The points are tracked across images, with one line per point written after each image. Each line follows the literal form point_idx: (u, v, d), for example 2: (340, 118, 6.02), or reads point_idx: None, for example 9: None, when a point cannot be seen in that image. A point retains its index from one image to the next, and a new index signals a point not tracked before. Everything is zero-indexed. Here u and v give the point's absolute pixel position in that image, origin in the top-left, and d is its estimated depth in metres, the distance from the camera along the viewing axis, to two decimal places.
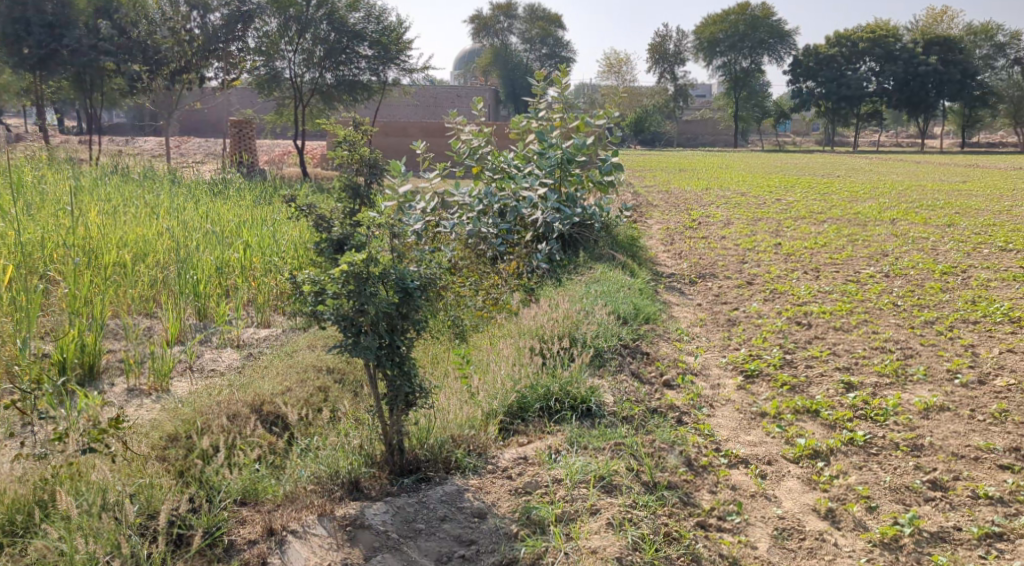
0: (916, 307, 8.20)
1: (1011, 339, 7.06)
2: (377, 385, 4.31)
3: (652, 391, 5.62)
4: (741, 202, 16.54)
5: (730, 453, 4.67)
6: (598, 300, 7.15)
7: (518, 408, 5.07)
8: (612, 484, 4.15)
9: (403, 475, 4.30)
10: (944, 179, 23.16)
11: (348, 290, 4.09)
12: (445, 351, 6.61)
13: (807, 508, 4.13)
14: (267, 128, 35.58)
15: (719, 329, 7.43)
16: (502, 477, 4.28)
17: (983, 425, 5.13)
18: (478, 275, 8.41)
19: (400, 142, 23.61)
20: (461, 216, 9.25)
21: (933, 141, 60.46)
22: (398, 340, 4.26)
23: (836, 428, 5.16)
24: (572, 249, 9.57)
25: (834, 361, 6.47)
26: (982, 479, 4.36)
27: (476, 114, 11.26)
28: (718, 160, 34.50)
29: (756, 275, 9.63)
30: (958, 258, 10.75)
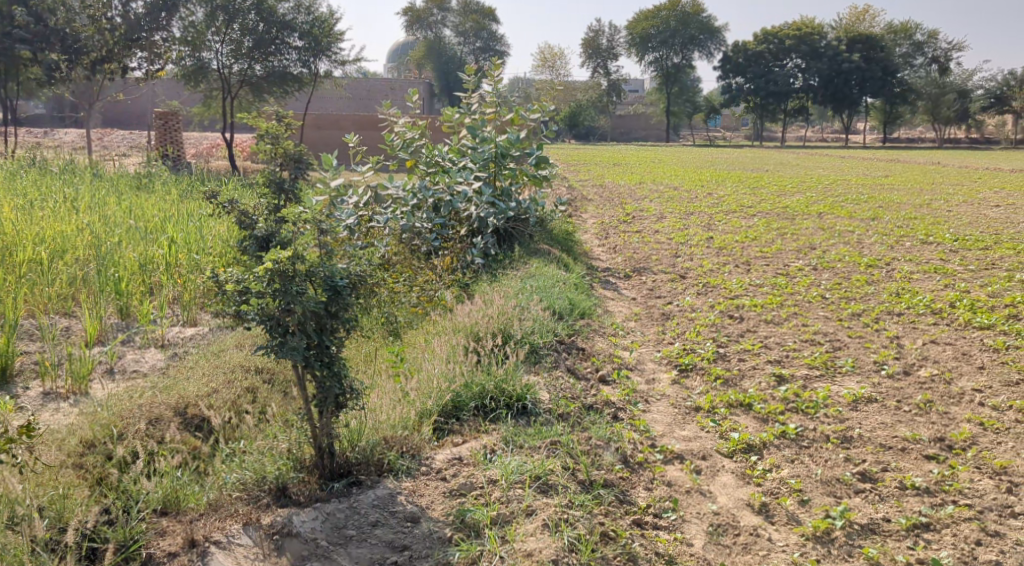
0: (843, 299, 8.38)
1: (933, 331, 7.26)
2: (305, 387, 4.15)
3: (588, 387, 5.59)
4: (673, 196, 16.72)
5: (666, 449, 4.66)
6: (533, 296, 7.09)
7: (452, 406, 4.96)
8: (548, 483, 4.09)
9: (334, 479, 4.15)
10: (866, 174, 23.87)
11: (273, 289, 3.93)
12: (378, 349, 6.45)
13: (741, 503, 4.14)
14: (194, 120, 34.64)
15: (653, 323, 7.45)
16: (435, 479, 4.17)
17: (909, 416, 5.24)
18: (412, 271, 8.28)
19: (331, 135, 23.20)
20: (395, 210, 9.04)
21: (856, 136, 62.40)
22: (327, 339, 4.10)
23: (768, 421, 5.21)
24: (507, 244, 9.50)
25: (765, 354, 6.55)
26: (909, 470, 4.45)
27: (411, 105, 10.96)
28: (651, 154, 34.90)
29: (689, 269, 9.72)
30: (882, 251, 11.05)
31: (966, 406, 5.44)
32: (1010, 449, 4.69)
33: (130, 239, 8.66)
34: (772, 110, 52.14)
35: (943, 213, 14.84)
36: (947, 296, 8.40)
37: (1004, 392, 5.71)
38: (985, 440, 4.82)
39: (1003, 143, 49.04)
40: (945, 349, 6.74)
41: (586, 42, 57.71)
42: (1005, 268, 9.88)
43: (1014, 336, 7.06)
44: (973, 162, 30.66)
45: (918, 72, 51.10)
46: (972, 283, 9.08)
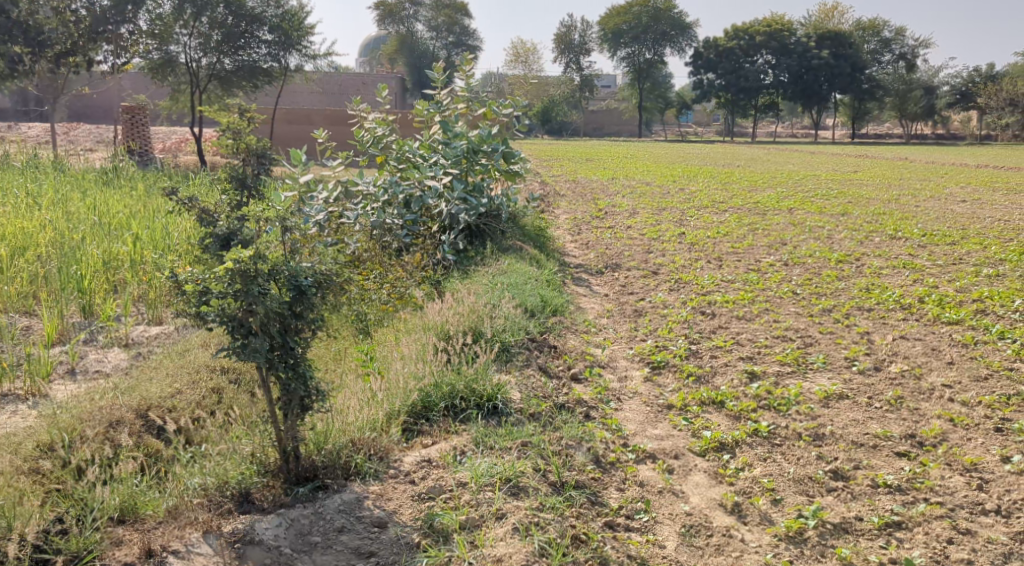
0: (814, 295, 8.40)
1: (902, 326, 7.29)
2: (270, 389, 4.04)
3: (559, 385, 5.52)
4: (645, 191, 16.71)
5: (638, 448, 4.61)
6: (505, 293, 7.01)
7: (422, 407, 4.87)
8: (518, 486, 4.02)
9: (299, 483, 4.06)
10: (835, 169, 24.10)
11: (234, 290, 3.81)
12: (348, 348, 6.33)
13: (714, 503, 4.10)
14: (161, 115, 34.11)
15: (625, 320, 7.41)
16: (404, 482, 4.08)
17: (880, 413, 5.24)
18: (382, 268, 8.17)
19: (301, 129, 22.94)
20: (365, 207, 8.89)
21: (825, 132, 63.06)
22: (291, 341, 4.00)
23: (740, 419, 5.18)
24: (478, 240, 9.42)
25: (738, 351, 6.53)
26: (881, 467, 4.43)
27: (381, 101, 10.82)
28: (622, 149, 34.92)
29: (661, 265, 9.69)
30: (852, 246, 11.12)
31: (936, 402, 5.45)
32: (980, 445, 4.69)
33: (94, 236, 8.40)
34: (743, 106, 52.53)
35: (911, 208, 14.99)
36: (916, 291, 8.45)
37: (973, 387, 5.73)
38: (955, 436, 4.82)
39: (968, 139, 49.87)
40: (914, 344, 6.77)
41: (558, 38, 57.63)
42: (972, 263, 9.98)
43: (981, 331, 7.11)
44: (939, 157, 31.11)
45: (886, 68, 51.74)
46: (940, 278, 9.16)
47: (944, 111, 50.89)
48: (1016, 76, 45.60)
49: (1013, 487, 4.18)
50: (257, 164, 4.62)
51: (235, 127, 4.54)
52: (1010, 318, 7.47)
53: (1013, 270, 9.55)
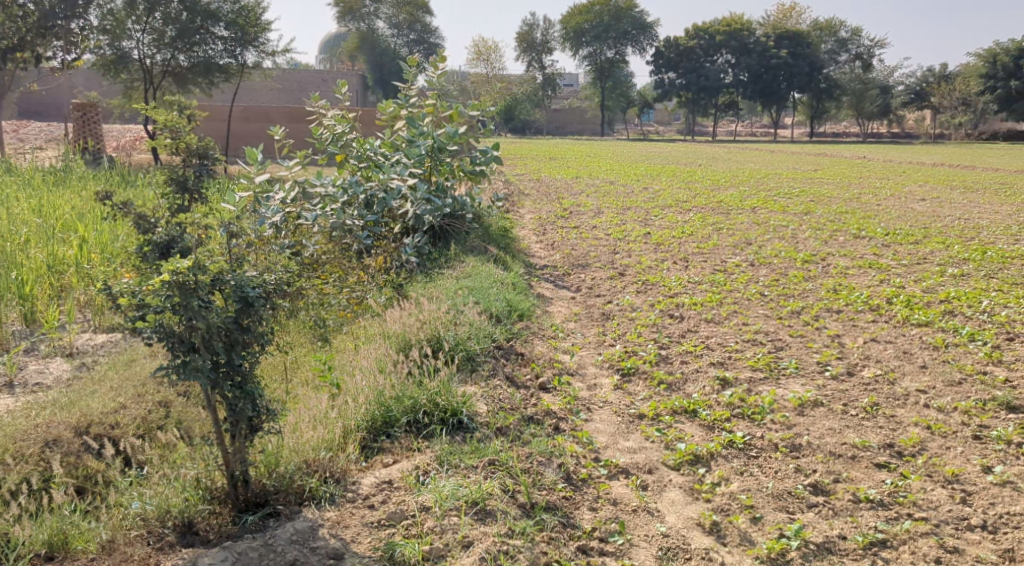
0: (782, 296, 8.27)
1: (873, 329, 7.19)
2: (214, 410, 3.75)
3: (527, 396, 5.28)
4: (610, 191, 16.60)
5: (610, 463, 4.39)
6: (469, 298, 6.74)
7: (382, 422, 4.59)
8: (486, 509, 3.78)
9: (248, 511, 3.79)
10: (795, 168, 24.26)
11: (172, 303, 3.52)
12: (307, 359, 6.01)
13: (691, 522, 3.91)
14: (116, 115, 33.36)
15: (593, 324, 7.20)
16: (361, 507, 3.82)
17: (857, 421, 5.09)
18: (342, 272, 7.83)
19: (258, 128, 22.45)
20: (324, 207, 8.47)
21: (784, 131, 63.89)
22: (237, 358, 3.72)
23: (714, 430, 4.99)
24: (443, 242, 9.14)
25: (708, 356, 6.35)
26: (861, 480, 4.27)
27: (341, 98, 10.48)
28: (584, 148, 34.85)
29: (627, 266, 9.50)
30: (818, 246, 11.06)
31: (912, 408, 5.32)
32: (961, 454, 4.56)
33: (38, 239, 7.94)
34: (704, 105, 52.93)
35: (872, 207, 15.05)
36: (884, 291, 8.36)
37: (948, 392, 5.61)
38: (934, 445, 4.68)
39: (923, 136, 50.60)
40: (887, 347, 6.66)
41: (521, 35, 57.36)
42: (937, 263, 9.96)
43: (952, 332, 7.02)
44: (894, 155, 31.65)
45: (843, 69, 52.49)
46: (906, 279, 9.10)
47: (898, 110, 51.88)
48: (968, 77, 46.65)
49: (998, 500, 4.03)
50: (198, 166, 4.30)
51: (173, 125, 4.20)
52: (978, 320, 7.41)
53: (977, 270, 9.54)
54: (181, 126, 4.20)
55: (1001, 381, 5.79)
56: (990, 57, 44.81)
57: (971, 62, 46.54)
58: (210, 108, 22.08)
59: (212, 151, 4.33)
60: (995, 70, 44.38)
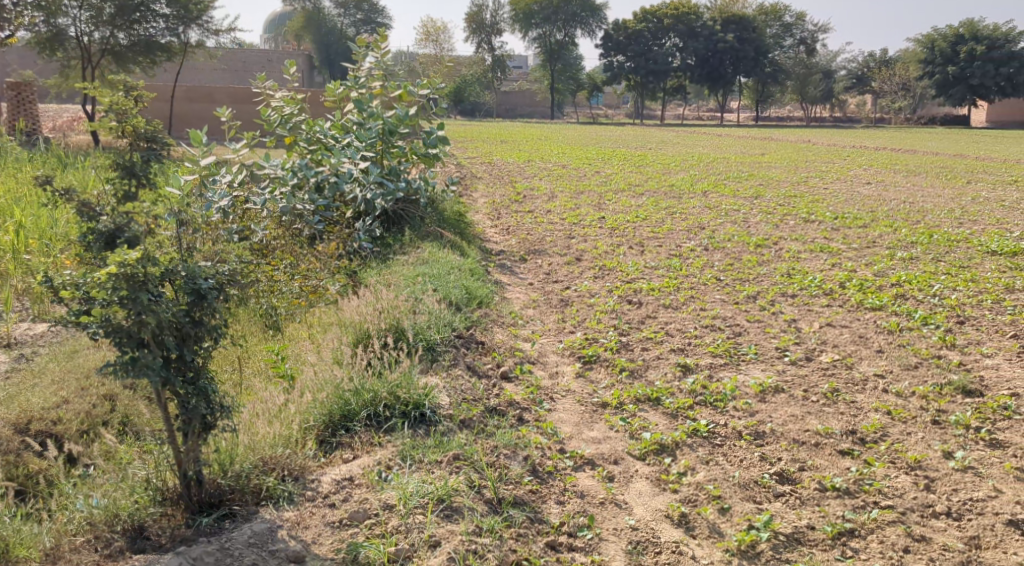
0: (738, 281, 8.29)
1: (829, 313, 7.25)
2: (165, 408, 3.55)
3: (489, 386, 5.18)
4: (562, 174, 16.55)
5: (576, 455, 4.32)
6: (426, 285, 6.59)
7: (340, 416, 4.44)
8: (452, 506, 3.67)
9: (202, 512, 3.60)
10: (743, 151, 24.48)
11: (120, 297, 3.32)
12: (258, 349, 5.86)
13: (659, 514, 3.85)
14: (50, 95, 32.14)
15: (552, 311, 7.12)
16: (322, 506, 3.67)
17: (818, 407, 5.10)
18: (294, 258, 7.59)
19: (201, 109, 21.80)
20: (273, 191, 8.24)
21: (730, 115, 64.67)
22: (189, 353, 3.54)
23: (678, 418, 4.94)
24: (396, 227, 8.99)
25: (669, 342, 6.32)
26: (827, 468, 4.27)
27: (289, 78, 10.15)
28: (534, 131, 34.67)
29: (584, 251, 9.44)
30: (769, 230, 11.15)
31: (871, 394, 5.36)
32: (922, 440, 4.61)
33: None
34: (652, 89, 53.01)
35: (820, 191, 15.24)
36: (837, 275, 8.45)
37: (905, 377, 5.67)
38: (896, 431, 4.73)
39: (864, 120, 51.57)
40: (843, 332, 6.72)
41: (470, 16, 56.77)
42: (886, 246, 10.10)
43: (905, 316, 7.11)
44: (837, 139, 32.22)
45: (788, 53, 53.19)
46: (858, 262, 9.20)
47: (840, 94, 52.89)
48: (907, 63, 47.76)
49: (960, 487, 4.08)
50: (146, 150, 4.07)
51: (119, 108, 3.97)
52: (929, 303, 7.52)
53: (925, 253, 9.70)
54: (127, 108, 3.99)
55: (955, 364, 5.87)
56: (929, 42, 45.89)
57: (910, 48, 47.62)
58: (150, 89, 21.37)
59: (161, 135, 4.10)
60: (933, 56, 45.46)
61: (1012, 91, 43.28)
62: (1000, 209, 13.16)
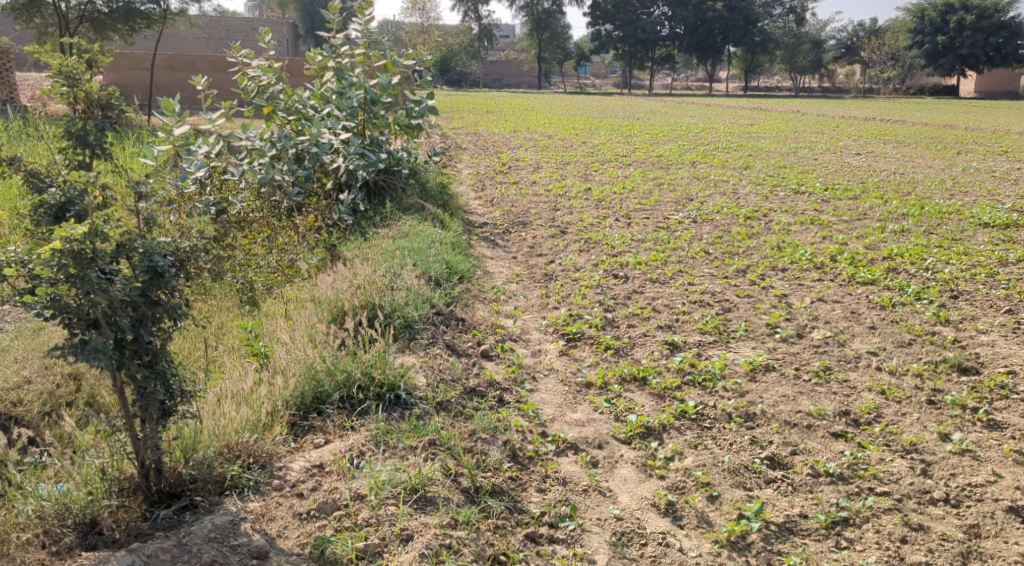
0: (727, 254, 8.09)
1: (820, 288, 7.07)
2: (120, 393, 3.31)
3: (469, 366, 4.97)
4: (548, 145, 16.26)
5: (558, 439, 4.14)
6: (406, 260, 6.35)
7: (313, 399, 4.22)
8: (426, 497, 3.48)
9: (161, 504, 3.37)
10: (731, 122, 24.23)
11: (66, 276, 3.06)
12: (232, 326, 5.66)
13: (645, 503, 3.68)
14: (28, 63, 31.34)
15: (536, 286, 6.91)
16: (289, 496, 3.46)
17: (810, 386, 4.92)
18: (271, 231, 7.32)
19: (183, 78, 21.31)
20: (251, 162, 7.92)
21: (719, 85, 64.26)
22: (146, 334, 3.27)
23: (665, 399, 4.75)
24: (378, 199, 8.71)
25: (655, 319, 6.11)
26: (819, 452, 4.11)
27: (266, 46, 9.76)
28: (520, 100, 34.23)
29: (569, 223, 9.21)
30: (759, 201, 10.95)
31: (865, 372, 5.20)
32: (917, 422, 4.45)
33: None
34: (640, 58, 52.46)
35: (809, 161, 15.04)
36: (828, 248, 8.25)
37: (899, 354, 5.50)
38: (890, 412, 4.57)
39: (852, 90, 51.36)
40: (835, 307, 6.55)
41: None
42: (877, 218, 9.92)
43: (897, 291, 6.94)
44: (825, 109, 31.94)
45: (777, 23, 52.77)
46: (849, 235, 9.01)
47: (829, 64, 52.56)
48: (897, 32, 47.56)
49: (958, 471, 3.93)
50: (100, 119, 3.80)
51: (70, 72, 3.67)
52: (922, 277, 7.35)
53: (916, 225, 9.54)
54: (79, 72, 3.69)
55: (950, 341, 5.71)
56: (919, 11, 45.68)
57: (900, 17, 47.41)
58: (130, 55, 20.79)
59: (117, 102, 3.83)
60: (923, 26, 45.32)
61: (999, 62, 42.76)
62: (990, 180, 13.01)
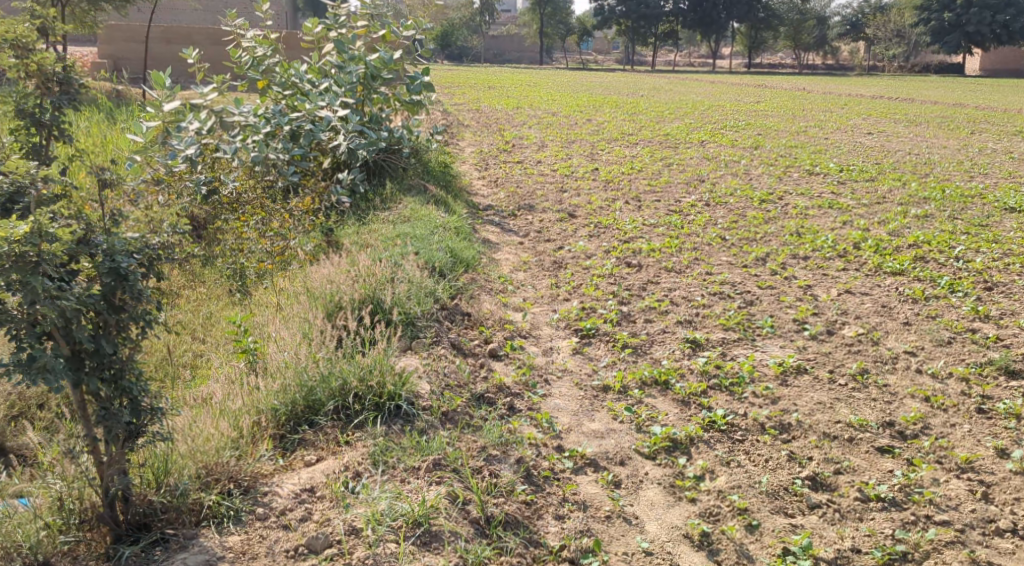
0: (744, 241, 7.65)
1: (846, 278, 6.63)
2: (80, 411, 2.90)
3: (476, 368, 4.55)
4: (553, 122, 15.79)
5: (576, 454, 3.73)
6: (407, 248, 5.90)
7: (305, 409, 3.79)
8: (431, 531, 3.09)
9: (126, 539, 2.99)
10: (737, 99, 23.62)
11: (9, 281, 2.66)
12: (220, 319, 5.24)
13: (677, 533, 3.32)
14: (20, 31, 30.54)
15: (545, 275, 6.48)
16: (275, 528, 3.08)
17: (847, 392, 4.50)
18: (264, 213, 6.85)
19: (178, 50, 20.77)
20: (245, 139, 7.39)
21: (722, 60, 63.31)
22: (108, 346, 2.87)
23: (690, 406, 4.32)
24: (377, 179, 8.28)
25: (674, 313, 5.68)
26: (865, 470, 3.73)
27: (263, 16, 9.24)
28: (525, 75, 33.55)
29: (577, 206, 8.75)
30: (773, 183, 10.49)
31: (905, 376, 4.77)
32: (969, 434, 4.06)
33: None
34: (643, 34, 51.64)
35: (821, 141, 14.54)
36: (851, 234, 7.81)
37: (939, 355, 5.09)
38: (939, 423, 4.16)
39: (858, 66, 50.59)
40: (864, 300, 6.11)
41: None
42: (898, 202, 9.48)
43: (929, 282, 6.50)
44: (832, 87, 31.23)
45: None
46: (870, 220, 8.56)
47: (834, 41, 51.78)
48: (903, 9, 46.82)
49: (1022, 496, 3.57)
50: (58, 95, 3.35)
51: (17, 39, 3.23)
52: (952, 267, 6.91)
53: (939, 209, 9.07)
54: (28, 41, 3.25)
55: (992, 340, 5.28)
56: None
57: None
58: (125, 25, 20.24)
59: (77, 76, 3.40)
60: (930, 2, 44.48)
61: (1006, 39, 42.25)
62: (1009, 162, 12.53)
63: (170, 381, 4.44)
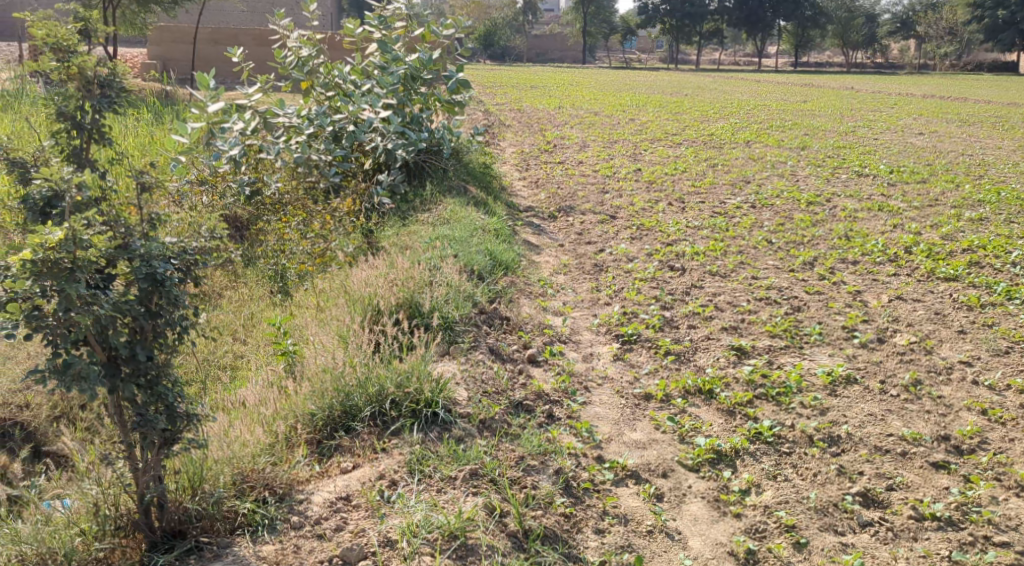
0: (791, 244, 7.46)
1: (897, 284, 6.42)
2: (116, 417, 2.90)
3: (514, 374, 4.48)
4: (595, 122, 15.66)
5: (617, 466, 3.64)
6: (446, 251, 5.84)
7: (342, 414, 3.75)
8: (467, 545, 3.02)
9: (161, 546, 2.97)
10: (783, 99, 23.17)
11: (44, 289, 2.65)
12: (260, 321, 5.25)
13: (721, 550, 3.21)
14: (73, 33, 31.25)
15: (586, 278, 6.39)
16: (309, 538, 3.04)
17: (900, 404, 4.33)
18: (305, 213, 6.84)
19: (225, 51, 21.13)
20: (288, 139, 7.40)
21: (768, 59, 62.34)
22: (143, 352, 2.86)
23: (735, 416, 4.19)
24: (417, 180, 8.24)
25: (719, 319, 5.54)
26: (919, 486, 3.58)
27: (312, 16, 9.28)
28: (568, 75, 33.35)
29: (619, 208, 8.63)
30: (820, 184, 10.25)
31: (960, 387, 4.58)
32: None
33: None
34: (687, 33, 51.07)
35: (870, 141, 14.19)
36: (902, 238, 7.57)
37: (997, 366, 4.88)
38: (997, 438, 3.98)
39: (908, 64, 49.42)
40: (916, 307, 5.90)
41: None
42: (951, 204, 9.18)
43: (985, 289, 6.27)
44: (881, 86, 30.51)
45: None
46: (922, 223, 8.30)
47: (884, 39, 50.65)
48: (956, 6, 45.60)
49: None
50: (99, 98, 3.35)
51: (57, 42, 3.25)
52: (1010, 273, 6.64)
53: (995, 212, 8.76)
54: (69, 44, 3.27)
55: None
56: None
57: None
58: (174, 27, 20.63)
59: (119, 80, 3.41)
60: None
61: None
62: None
63: (209, 383, 4.44)
